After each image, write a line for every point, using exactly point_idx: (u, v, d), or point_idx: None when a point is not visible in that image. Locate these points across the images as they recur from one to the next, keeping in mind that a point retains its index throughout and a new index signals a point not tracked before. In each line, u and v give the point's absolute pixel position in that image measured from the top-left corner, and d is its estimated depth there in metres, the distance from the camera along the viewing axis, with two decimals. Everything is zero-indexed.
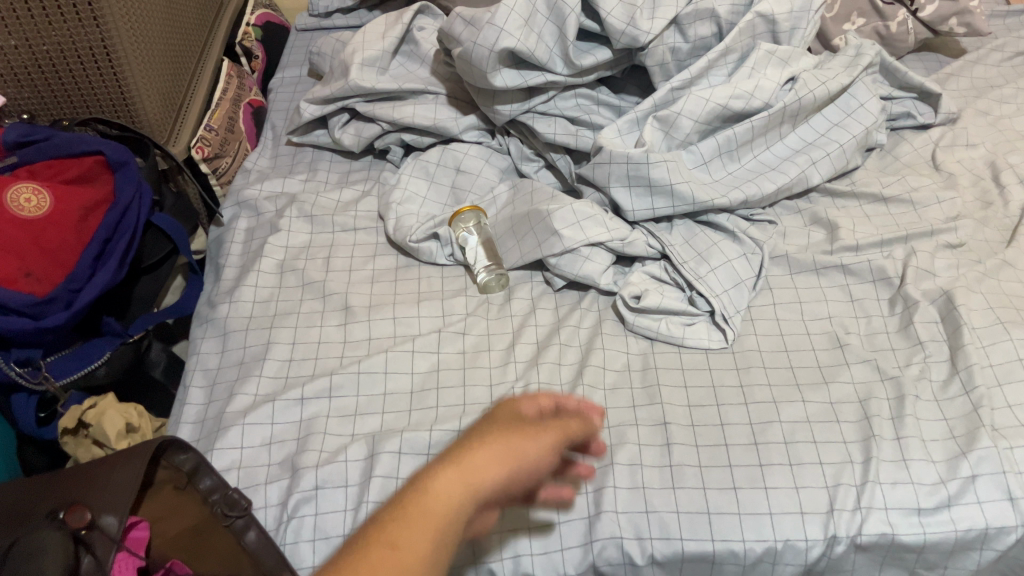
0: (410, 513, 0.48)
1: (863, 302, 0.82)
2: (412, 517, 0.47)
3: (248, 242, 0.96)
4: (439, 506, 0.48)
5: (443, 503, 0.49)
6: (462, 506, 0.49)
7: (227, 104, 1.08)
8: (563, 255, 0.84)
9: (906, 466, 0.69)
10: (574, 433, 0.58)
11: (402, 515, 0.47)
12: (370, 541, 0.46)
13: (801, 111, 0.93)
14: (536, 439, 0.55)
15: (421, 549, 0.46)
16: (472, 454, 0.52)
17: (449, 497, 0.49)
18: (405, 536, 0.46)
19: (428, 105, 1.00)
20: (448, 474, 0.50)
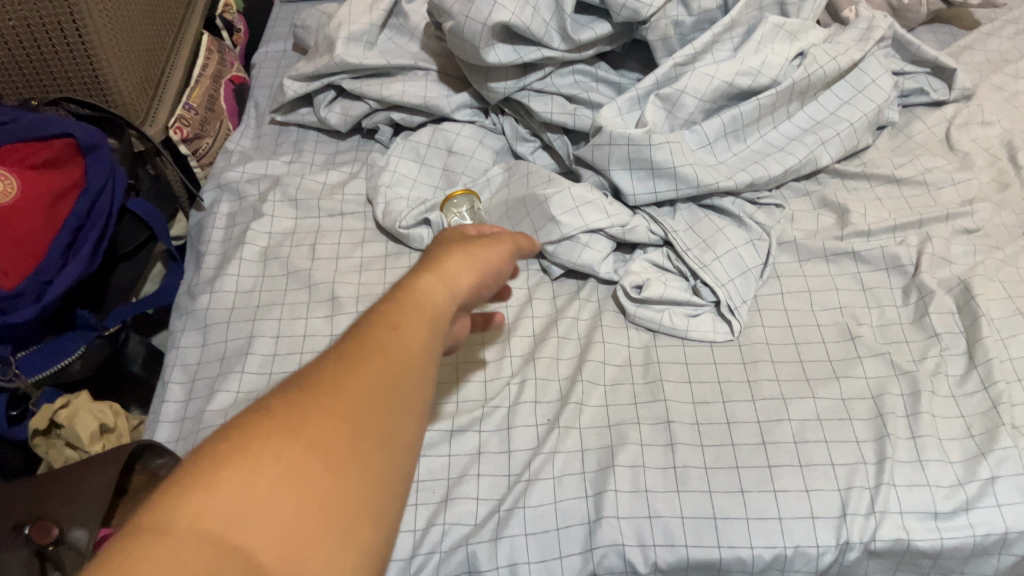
0: (404, 309, 0.44)
1: (875, 291, 0.78)
2: (406, 313, 0.44)
3: (230, 227, 0.92)
4: (427, 299, 0.45)
5: (428, 308, 0.45)
6: (449, 305, 0.47)
7: (208, 81, 1.04)
8: (561, 242, 0.80)
9: (922, 468, 0.65)
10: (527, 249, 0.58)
11: (398, 316, 0.43)
12: (361, 334, 0.42)
13: (810, 88, 0.88)
14: (491, 248, 0.52)
15: (419, 343, 0.43)
16: (442, 259, 0.48)
17: (434, 297, 0.46)
18: (402, 333, 0.42)
19: (418, 82, 0.95)
20: (429, 278, 0.47)
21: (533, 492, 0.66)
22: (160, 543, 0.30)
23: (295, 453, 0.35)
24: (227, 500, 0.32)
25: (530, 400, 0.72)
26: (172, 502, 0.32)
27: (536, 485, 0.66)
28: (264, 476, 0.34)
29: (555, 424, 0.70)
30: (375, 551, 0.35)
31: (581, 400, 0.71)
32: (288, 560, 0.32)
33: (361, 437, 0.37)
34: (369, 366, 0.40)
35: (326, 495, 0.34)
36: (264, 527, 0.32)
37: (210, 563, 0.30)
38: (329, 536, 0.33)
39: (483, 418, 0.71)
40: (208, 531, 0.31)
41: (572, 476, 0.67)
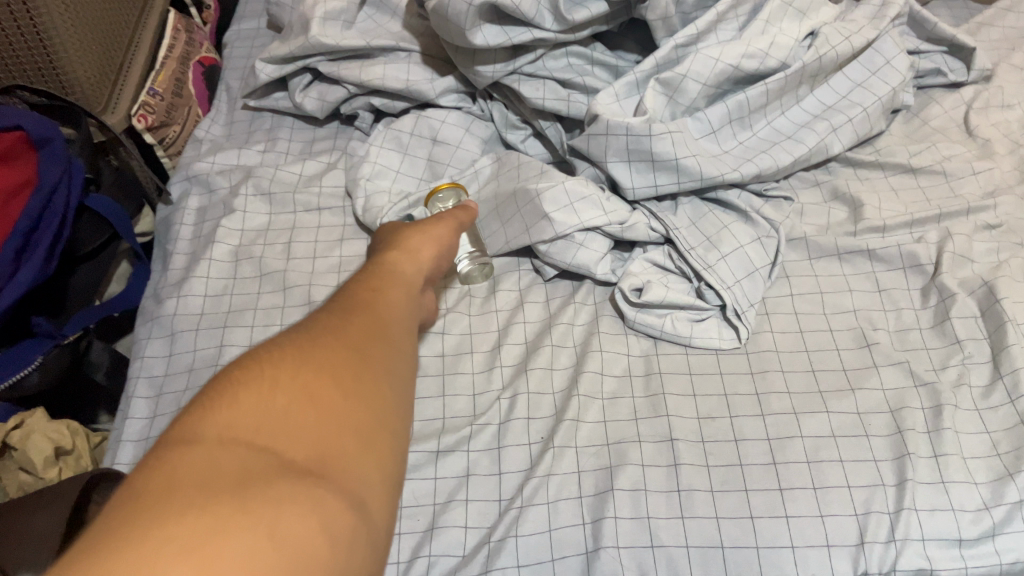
0: (385, 282, 0.54)
1: (892, 292, 0.73)
2: (383, 288, 0.53)
3: (200, 224, 0.86)
4: (398, 275, 0.56)
5: (399, 282, 0.55)
6: (416, 278, 0.58)
7: (174, 63, 0.96)
8: (554, 242, 0.74)
9: (945, 490, 0.60)
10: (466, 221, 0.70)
11: (370, 293, 0.52)
12: (342, 305, 0.49)
13: (821, 70, 0.82)
14: (444, 224, 0.66)
15: (392, 311, 0.51)
16: (406, 239, 0.62)
17: (403, 269, 0.57)
18: (377, 304, 0.50)
19: (399, 65, 0.88)
20: (397, 255, 0.59)
21: (525, 520, 0.60)
22: (196, 447, 0.34)
23: (306, 377, 0.40)
24: (250, 415, 0.37)
25: (522, 417, 0.66)
26: (199, 418, 0.36)
27: (529, 512, 0.61)
28: (278, 398, 0.38)
29: (550, 443, 0.64)
30: (385, 457, 0.40)
31: (577, 416, 0.66)
32: (312, 459, 0.36)
33: (357, 369, 0.43)
34: (356, 324, 0.47)
35: (336, 411, 0.39)
36: (285, 435, 0.37)
37: (245, 458, 0.34)
38: (344, 442, 0.38)
39: (471, 437, 0.66)
40: (236, 438, 0.36)
41: (567, 501, 0.62)
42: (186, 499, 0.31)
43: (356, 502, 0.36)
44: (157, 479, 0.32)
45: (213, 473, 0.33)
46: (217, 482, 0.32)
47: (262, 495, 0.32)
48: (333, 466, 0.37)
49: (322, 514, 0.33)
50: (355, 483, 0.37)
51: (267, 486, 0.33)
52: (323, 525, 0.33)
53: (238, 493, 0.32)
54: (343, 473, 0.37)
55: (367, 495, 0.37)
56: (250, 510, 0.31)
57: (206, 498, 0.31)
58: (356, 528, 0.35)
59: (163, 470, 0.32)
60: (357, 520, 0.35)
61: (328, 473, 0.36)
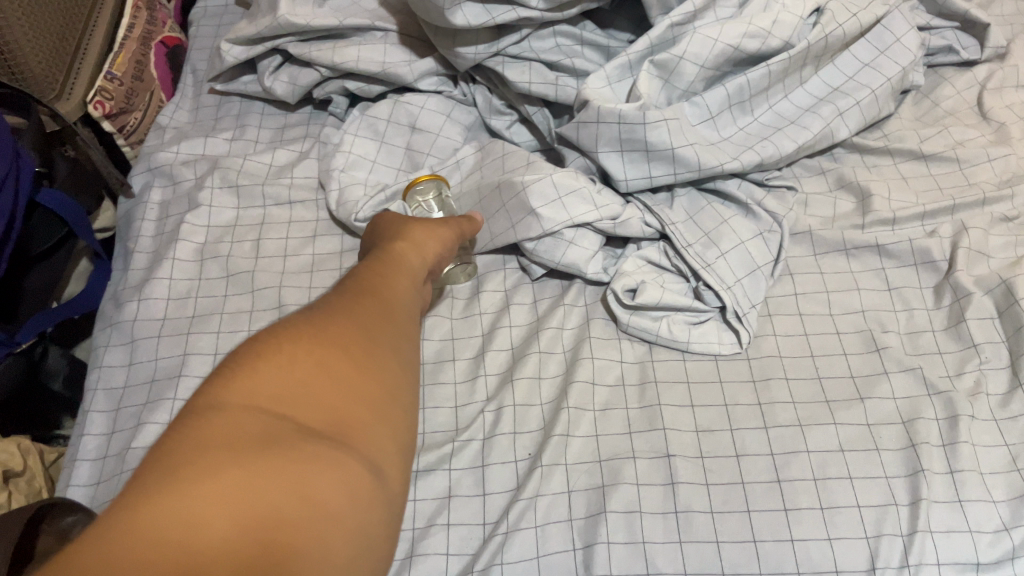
0: (392, 267, 0.51)
1: (903, 291, 0.68)
2: (394, 270, 0.51)
3: (163, 219, 0.80)
4: (407, 263, 0.53)
5: (407, 269, 0.52)
6: (422, 271, 0.54)
7: (134, 44, 0.89)
8: (542, 239, 0.69)
9: (962, 510, 0.56)
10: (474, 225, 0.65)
11: (383, 271, 0.50)
12: (356, 279, 0.48)
13: (827, 50, 0.76)
14: (452, 226, 0.61)
15: (404, 289, 0.50)
16: (411, 229, 0.57)
17: (412, 261, 0.53)
18: (389, 281, 0.49)
19: (375, 46, 0.82)
20: (404, 244, 0.55)
21: (511, 546, 0.56)
22: (222, 411, 0.33)
23: (322, 345, 0.39)
24: (272, 381, 0.36)
25: (508, 432, 0.62)
26: (222, 383, 0.35)
27: (515, 537, 0.56)
28: (300, 365, 0.37)
29: (537, 461, 0.60)
30: (400, 430, 0.40)
31: (568, 431, 0.61)
32: (333, 427, 0.36)
33: (372, 342, 0.42)
34: (371, 298, 0.46)
35: (355, 383, 0.39)
36: (306, 405, 0.36)
37: (269, 425, 0.34)
38: (364, 413, 0.38)
39: (453, 455, 0.61)
40: (261, 404, 0.35)
41: (557, 525, 0.57)
42: (220, 466, 0.31)
43: (375, 474, 0.36)
44: (185, 445, 0.31)
45: (241, 439, 0.32)
46: (245, 448, 0.32)
47: (289, 464, 0.32)
48: (354, 435, 0.36)
49: (345, 487, 0.33)
50: (373, 456, 0.37)
51: (294, 453, 0.33)
52: (347, 496, 0.33)
53: (267, 461, 0.32)
54: (364, 445, 0.37)
55: (384, 468, 0.37)
56: (279, 480, 0.31)
57: (237, 467, 0.31)
58: (375, 501, 0.35)
59: (191, 436, 0.32)
60: (377, 492, 0.35)
61: (350, 443, 0.36)
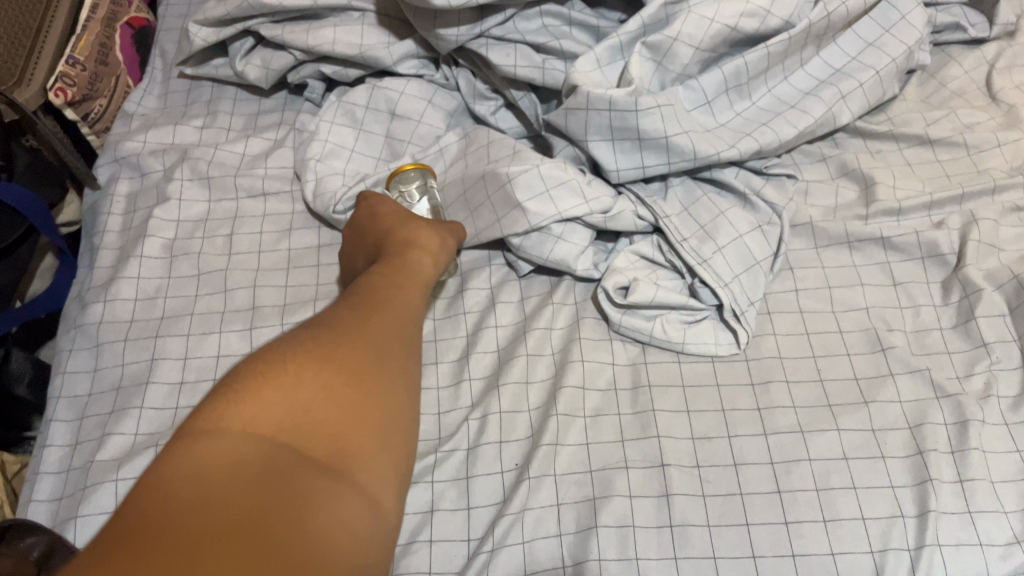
0: (403, 274, 0.52)
1: (908, 286, 0.65)
2: (405, 280, 0.51)
3: (131, 213, 0.76)
4: (419, 271, 0.54)
5: (419, 276, 0.53)
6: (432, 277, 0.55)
7: (99, 26, 0.83)
8: (529, 234, 0.65)
9: (972, 522, 0.53)
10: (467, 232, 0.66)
11: (390, 285, 0.50)
12: (363, 295, 0.48)
13: (829, 29, 0.72)
14: (453, 232, 0.62)
15: (412, 303, 0.49)
16: (420, 235, 0.58)
17: (425, 266, 0.55)
18: (397, 296, 0.48)
19: (351, 27, 0.78)
20: (417, 255, 0.55)
21: (497, 565, 0.53)
22: (222, 438, 0.33)
23: (330, 370, 0.39)
24: (274, 404, 0.35)
25: (494, 441, 0.59)
26: (223, 407, 0.34)
27: (502, 555, 0.53)
28: (303, 390, 0.37)
29: (525, 473, 0.57)
30: (404, 457, 0.39)
31: (557, 439, 0.58)
32: (335, 454, 0.35)
33: (377, 365, 0.41)
34: (379, 318, 0.45)
35: (360, 406, 0.38)
36: (310, 431, 0.35)
37: (269, 453, 0.33)
38: (368, 439, 0.37)
39: (437, 466, 0.58)
40: (263, 430, 0.34)
41: (545, 541, 0.54)
42: (216, 494, 0.30)
43: (377, 504, 0.35)
44: (184, 472, 0.31)
45: (242, 467, 0.32)
46: (246, 477, 0.31)
47: (289, 493, 0.31)
48: (357, 462, 0.36)
49: (345, 519, 0.33)
50: (376, 484, 0.36)
51: (294, 483, 0.32)
52: (346, 525, 0.32)
53: (267, 491, 0.31)
54: (368, 475, 0.36)
55: (387, 497, 0.36)
56: (278, 512, 0.30)
57: (235, 495, 0.30)
58: (378, 531, 0.34)
59: (190, 463, 0.31)
60: (379, 523, 0.35)
61: (353, 472, 0.35)
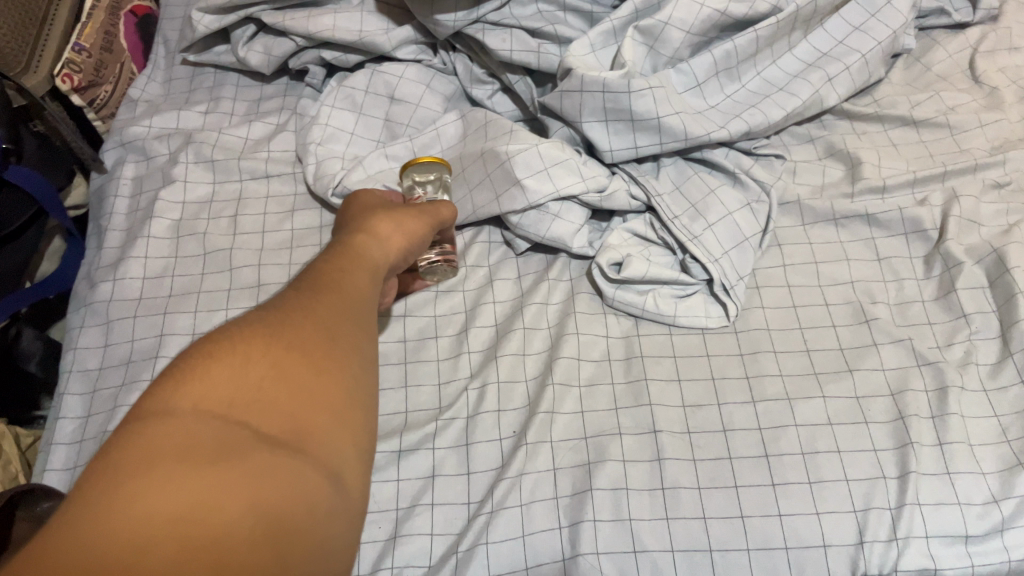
0: (360, 253, 0.48)
1: (893, 261, 0.67)
2: (360, 257, 0.47)
3: (137, 196, 0.78)
4: (373, 256, 0.49)
5: (372, 260, 0.48)
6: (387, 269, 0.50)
7: (103, 14, 0.85)
8: (526, 213, 0.67)
9: (951, 483, 0.56)
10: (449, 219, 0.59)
11: (345, 259, 0.47)
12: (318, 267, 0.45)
13: (816, 13, 0.74)
14: (421, 216, 0.55)
15: (369, 274, 0.47)
16: (372, 221, 0.52)
17: (379, 257, 0.49)
18: (355, 266, 0.46)
19: (351, 14, 0.80)
20: (363, 239, 0.50)
21: (497, 526, 0.55)
22: (164, 419, 0.31)
23: (283, 347, 0.37)
24: (221, 385, 0.34)
25: (493, 410, 0.61)
26: (170, 389, 0.33)
27: (501, 516, 0.56)
28: (252, 368, 0.35)
29: (522, 439, 0.59)
30: (367, 428, 0.37)
31: (553, 408, 0.60)
32: (289, 432, 0.34)
33: (337, 331, 0.40)
34: (335, 285, 0.43)
35: (317, 378, 0.36)
36: (259, 411, 0.34)
37: (218, 432, 0.31)
38: (325, 413, 0.35)
39: (437, 434, 0.60)
40: (213, 412, 0.32)
41: (542, 503, 0.57)
42: (161, 481, 0.28)
43: (338, 480, 0.34)
44: (123, 457, 0.29)
45: (186, 450, 0.30)
46: (191, 460, 0.30)
47: (239, 474, 0.30)
48: (313, 440, 0.34)
49: (301, 497, 0.31)
50: (336, 460, 0.34)
51: (246, 462, 0.31)
52: (303, 503, 0.31)
53: (215, 474, 0.29)
54: (327, 451, 0.34)
55: (349, 470, 0.35)
56: (228, 494, 0.29)
57: (181, 480, 0.29)
58: (343, 513, 0.33)
59: (137, 447, 0.30)
60: (339, 498, 0.33)
61: (311, 449, 0.33)
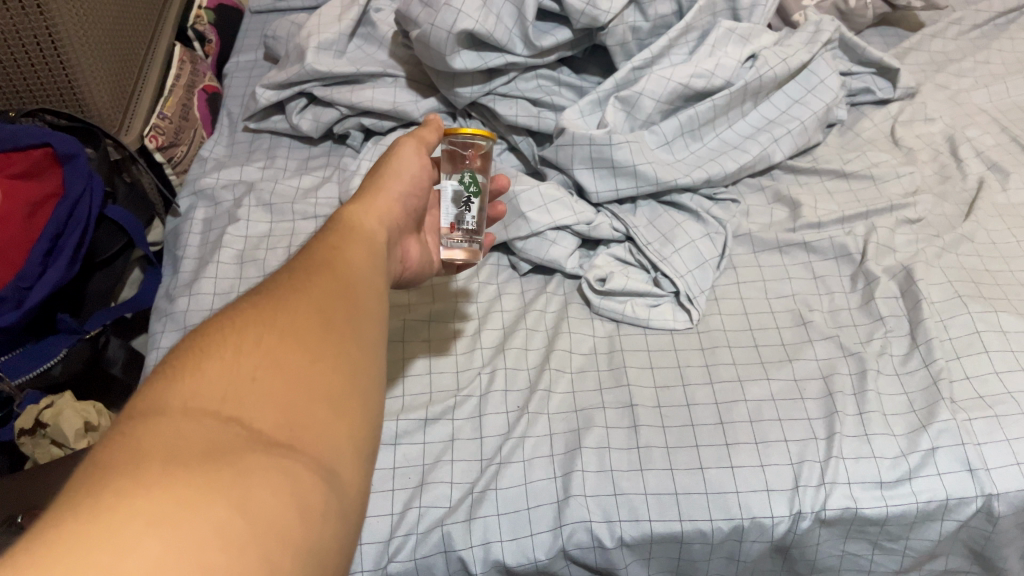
0: (351, 235, 0.55)
1: (826, 279, 0.83)
2: (351, 241, 0.55)
3: (206, 233, 0.94)
4: (365, 228, 0.57)
5: (357, 243, 0.55)
6: (381, 229, 0.58)
7: (181, 90, 1.07)
8: (530, 238, 0.83)
9: (868, 441, 0.69)
10: (432, 142, 0.68)
11: (335, 245, 0.53)
12: (310, 254, 0.52)
13: (762, 88, 0.92)
14: (403, 155, 0.65)
15: (358, 263, 0.53)
16: (360, 193, 0.61)
17: (371, 223, 0.58)
18: (341, 256, 0.52)
19: (387, 89, 0.99)
20: (351, 211, 0.58)
21: (504, 474, 0.69)
22: (159, 419, 0.38)
23: (273, 345, 0.44)
24: (213, 386, 0.41)
25: (501, 389, 0.75)
26: (168, 390, 0.40)
27: (507, 467, 0.69)
28: (243, 366, 0.42)
29: (525, 410, 0.73)
30: (361, 418, 0.44)
31: (549, 387, 0.74)
32: (282, 430, 0.40)
33: (328, 328, 0.46)
34: (323, 282, 0.49)
35: (308, 376, 0.43)
36: (251, 408, 0.40)
37: (209, 431, 0.38)
38: (317, 408, 0.42)
39: (456, 407, 0.74)
40: (205, 409, 0.39)
41: (541, 459, 0.70)
42: (158, 475, 0.35)
43: (328, 473, 0.40)
44: (120, 455, 0.36)
45: (178, 449, 0.36)
46: (182, 458, 0.36)
47: (226, 476, 0.36)
48: (303, 437, 0.40)
49: (286, 492, 0.37)
50: (327, 454, 0.40)
51: (232, 462, 0.37)
52: (292, 498, 0.37)
53: (204, 473, 0.35)
54: (318, 445, 0.40)
55: (340, 462, 0.41)
56: (214, 493, 0.35)
57: (170, 478, 0.35)
58: (331, 501, 0.39)
59: (132, 443, 0.36)
60: (330, 490, 0.39)
61: (300, 446, 0.40)
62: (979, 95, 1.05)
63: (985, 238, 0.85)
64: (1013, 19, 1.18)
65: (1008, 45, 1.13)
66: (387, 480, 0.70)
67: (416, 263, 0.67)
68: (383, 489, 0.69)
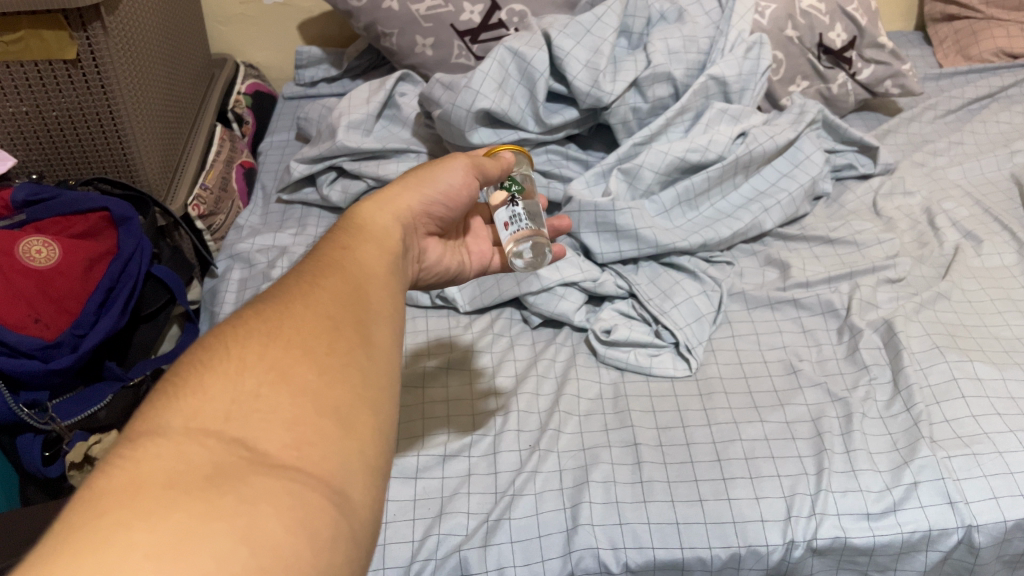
0: (360, 237, 0.55)
1: (815, 332, 0.91)
2: (362, 243, 0.55)
3: (242, 291, 1.02)
4: (375, 228, 0.57)
5: (372, 248, 0.55)
6: (395, 225, 0.59)
7: (221, 165, 1.18)
8: (540, 293, 0.91)
9: (856, 476, 0.74)
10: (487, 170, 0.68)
11: (348, 245, 0.54)
12: (319, 258, 0.52)
13: (752, 163, 1.02)
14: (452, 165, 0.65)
15: (370, 269, 0.53)
16: (382, 193, 0.62)
17: (383, 223, 0.58)
18: (352, 264, 0.52)
19: (410, 163, 1.09)
20: (372, 212, 0.59)
21: (517, 505, 0.74)
22: (159, 442, 0.37)
23: (279, 358, 0.43)
24: (216, 404, 0.39)
25: (513, 429, 0.81)
26: (168, 412, 0.39)
27: (520, 499, 0.74)
28: (248, 383, 0.41)
29: (536, 448, 0.79)
30: (372, 433, 0.42)
31: (559, 428, 0.81)
32: (289, 449, 0.38)
33: (337, 340, 0.45)
34: (333, 292, 0.49)
35: (315, 390, 0.42)
36: (255, 427, 0.39)
37: (212, 453, 0.37)
38: (324, 425, 0.40)
39: (472, 445, 0.80)
40: (207, 430, 0.38)
41: (551, 492, 0.75)
42: (157, 503, 0.33)
43: (337, 492, 0.38)
44: (119, 481, 0.34)
45: (179, 473, 0.35)
46: (184, 484, 0.35)
47: (230, 502, 0.34)
48: (311, 453, 0.39)
49: (293, 515, 0.35)
50: (336, 472, 0.39)
51: (237, 484, 0.35)
52: (301, 521, 0.35)
53: (206, 499, 0.34)
54: (325, 463, 0.39)
55: (351, 479, 0.39)
56: (217, 518, 0.33)
57: (169, 507, 0.33)
58: (343, 522, 0.37)
59: (132, 468, 0.35)
60: (340, 510, 0.37)
61: (307, 465, 0.38)
62: (954, 171, 1.14)
63: (961, 297, 0.93)
64: (985, 104, 1.30)
65: (979, 127, 1.24)
66: (408, 510, 0.75)
67: (432, 264, 0.68)
68: (404, 518, 0.74)
